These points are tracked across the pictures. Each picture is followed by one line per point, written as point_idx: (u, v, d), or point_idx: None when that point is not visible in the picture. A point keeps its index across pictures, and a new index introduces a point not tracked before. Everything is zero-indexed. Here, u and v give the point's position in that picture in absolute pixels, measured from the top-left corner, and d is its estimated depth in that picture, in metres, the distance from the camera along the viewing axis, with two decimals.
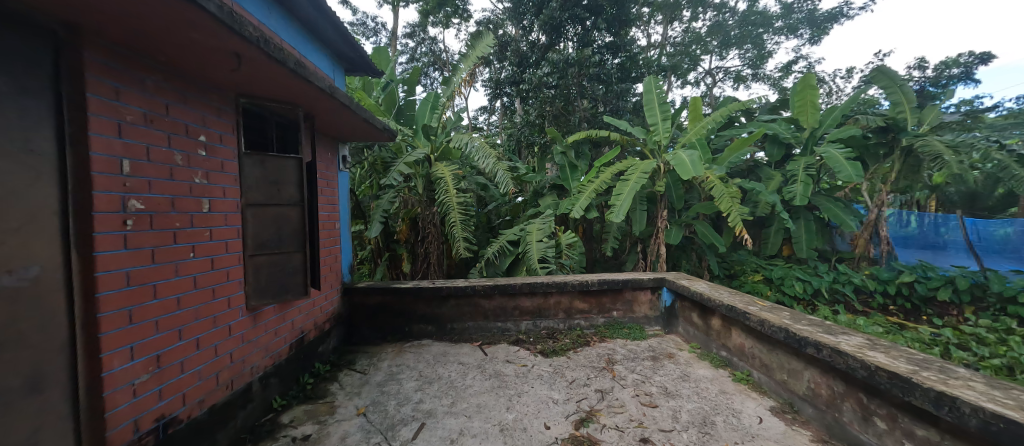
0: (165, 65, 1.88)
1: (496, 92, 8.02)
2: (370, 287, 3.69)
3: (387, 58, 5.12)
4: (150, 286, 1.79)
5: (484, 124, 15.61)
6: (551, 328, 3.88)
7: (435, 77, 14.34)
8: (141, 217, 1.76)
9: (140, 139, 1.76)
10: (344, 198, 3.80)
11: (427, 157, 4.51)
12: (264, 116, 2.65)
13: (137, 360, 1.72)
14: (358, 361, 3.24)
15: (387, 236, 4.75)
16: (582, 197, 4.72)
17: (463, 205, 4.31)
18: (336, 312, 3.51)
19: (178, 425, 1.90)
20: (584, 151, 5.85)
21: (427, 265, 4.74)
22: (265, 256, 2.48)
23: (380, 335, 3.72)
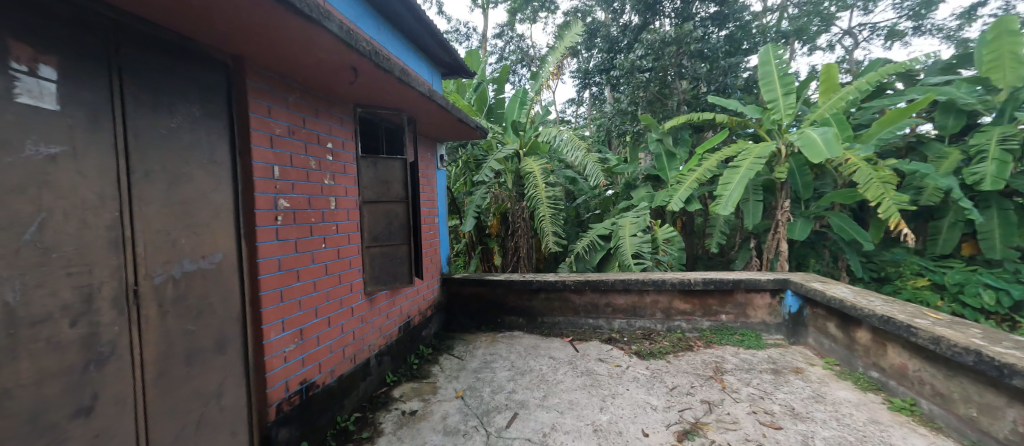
0: (301, 84, 2.25)
1: (586, 82, 7.73)
2: (465, 279, 3.93)
3: (479, 59, 5.35)
4: (294, 271, 2.17)
5: (574, 116, 15.38)
6: (646, 328, 3.65)
7: (524, 73, 14.57)
8: (287, 213, 2.14)
9: (286, 148, 2.14)
10: (442, 195, 4.12)
11: (517, 152, 4.58)
12: (376, 124, 3.02)
13: (287, 332, 2.11)
14: (455, 347, 3.48)
15: (480, 231, 5.11)
16: (681, 187, 4.32)
17: (552, 199, 4.33)
18: (437, 300, 3.82)
19: (316, 389, 2.27)
20: (684, 137, 5.31)
21: (517, 259, 4.88)
22: (379, 249, 2.83)
23: (475, 324, 3.94)
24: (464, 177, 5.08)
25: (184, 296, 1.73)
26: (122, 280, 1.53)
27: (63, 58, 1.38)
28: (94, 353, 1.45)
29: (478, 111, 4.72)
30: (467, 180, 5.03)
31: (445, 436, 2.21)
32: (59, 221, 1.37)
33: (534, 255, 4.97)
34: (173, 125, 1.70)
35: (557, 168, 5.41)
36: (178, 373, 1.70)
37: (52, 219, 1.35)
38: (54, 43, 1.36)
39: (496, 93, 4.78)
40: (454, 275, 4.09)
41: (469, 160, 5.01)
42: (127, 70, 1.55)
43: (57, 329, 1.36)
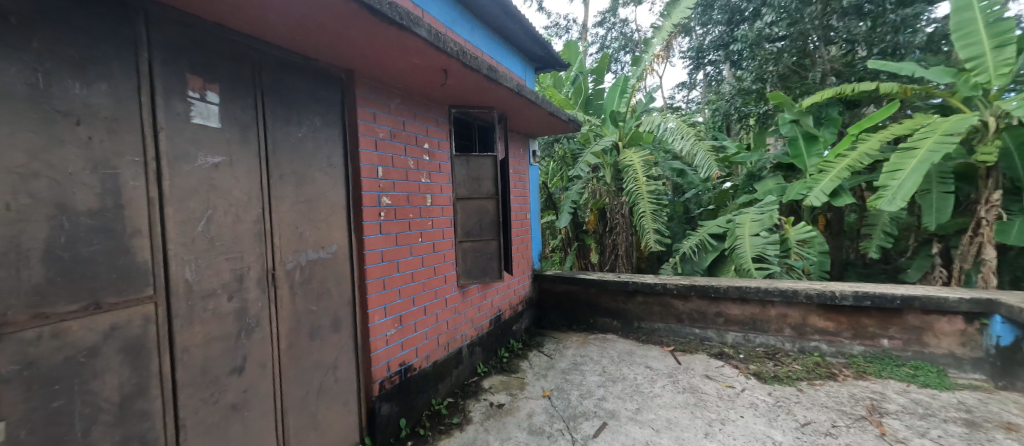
0: (402, 90, 2.49)
1: (699, 62, 6.80)
2: (557, 276, 4.09)
3: (576, 51, 5.42)
4: (395, 262, 2.43)
5: (686, 102, 14.05)
6: (770, 347, 3.16)
7: (628, 60, 13.79)
8: (389, 209, 2.39)
9: (388, 151, 2.39)
10: (533, 190, 4.37)
11: (615, 144, 4.60)
12: (469, 123, 3.23)
13: (389, 317, 2.37)
14: (545, 344, 3.61)
15: (577, 227, 5.08)
16: (825, 178, 3.70)
17: (654, 194, 4.17)
18: (527, 296, 4.06)
19: (414, 372, 2.51)
20: (833, 116, 4.31)
21: (615, 256, 4.80)
22: (469, 243, 3.02)
23: (566, 322, 4.07)
24: (560, 172, 5.31)
25: (309, 280, 2.03)
26: (263, 265, 1.86)
27: (222, 87, 1.72)
28: (244, 324, 1.78)
29: (574, 102, 4.89)
30: (564, 174, 5.17)
31: (530, 435, 2.18)
32: (220, 216, 1.71)
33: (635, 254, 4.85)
34: (300, 135, 2.01)
35: (662, 159, 5.18)
36: (304, 346, 2.00)
37: (215, 215, 1.69)
38: (217, 75, 1.71)
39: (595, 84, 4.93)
40: (547, 272, 4.26)
41: (566, 154, 5.18)
42: (268, 92, 1.88)
43: (219, 303, 1.70)
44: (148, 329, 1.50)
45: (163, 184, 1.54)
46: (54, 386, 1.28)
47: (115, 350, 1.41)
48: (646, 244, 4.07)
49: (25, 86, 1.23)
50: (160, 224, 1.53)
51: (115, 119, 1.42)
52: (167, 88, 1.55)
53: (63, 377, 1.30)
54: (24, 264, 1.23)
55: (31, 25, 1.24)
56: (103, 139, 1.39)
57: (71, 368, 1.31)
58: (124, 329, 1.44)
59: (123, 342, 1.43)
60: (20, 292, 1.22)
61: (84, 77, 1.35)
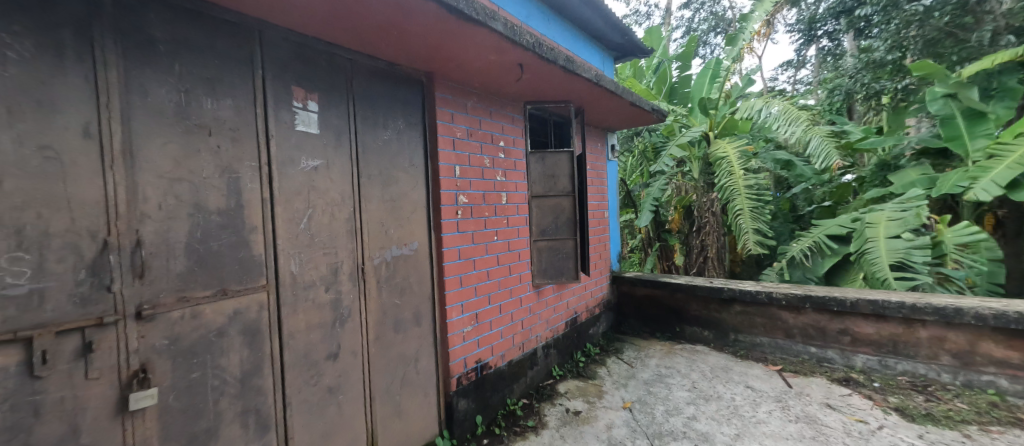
0: (478, 89, 2.53)
1: (811, 37, 5.91)
2: (637, 279, 3.96)
3: (661, 36, 5.06)
4: (471, 260, 2.48)
5: (790, 83, 12.45)
6: (918, 376, 2.66)
7: (718, 41, 12.62)
8: (466, 208, 2.45)
9: (465, 150, 2.45)
10: (612, 186, 4.18)
11: (705, 135, 4.24)
12: (545, 119, 3.20)
13: (465, 314, 2.43)
14: (625, 350, 3.46)
15: (659, 226, 4.74)
16: (997, 169, 2.97)
17: (754, 188, 3.73)
18: (603, 299, 3.93)
19: (489, 370, 2.54)
20: (1011, 85, 3.40)
21: (703, 259, 4.39)
22: (545, 242, 2.99)
23: (647, 329, 3.92)
24: (641, 167, 5.04)
25: (393, 275, 2.15)
26: (354, 260, 2.00)
27: (321, 96, 1.89)
28: (338, 314, 1.93)
29: (657, 94, 4.67)
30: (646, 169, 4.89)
31: None
32: (319, 214, 1.87)
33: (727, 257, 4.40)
34: (386, 138, 2.13)
35: (762, 150, 4.62)
36: (389, 338, 2.12)
37: (314, 213, 1.86)
38: (317, 85, 1.88)
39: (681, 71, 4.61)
40: (626, 274, 4.16)
41: (647, 148, 4.91)
42: (358, 98, 2.02)
43: (318, 293, 1.87)
44: (262, 314, 1.69)
45: (274, 186, 1.73)
46: (192, 360, 1.50)
47: (237, 332, 1.62)
48: (743, 245, 3.65)
49: (171, 104, 1.46)
50: (272, 221, 1.73)
51: (237, 129, 1.63)
52: (277, 99, 1.74)
53: (199, 353, 1.52)
54: (172, 255, 1.47)
55: (176, 52, 1.48)
56: (228, 147, 1.61)
57: (204, 345, 1.53)
58: (244, 313, 1.64)
59: (243, 325, 1.64)
60: (168, 278, 1.46)
61: (215, 94, 1.57)
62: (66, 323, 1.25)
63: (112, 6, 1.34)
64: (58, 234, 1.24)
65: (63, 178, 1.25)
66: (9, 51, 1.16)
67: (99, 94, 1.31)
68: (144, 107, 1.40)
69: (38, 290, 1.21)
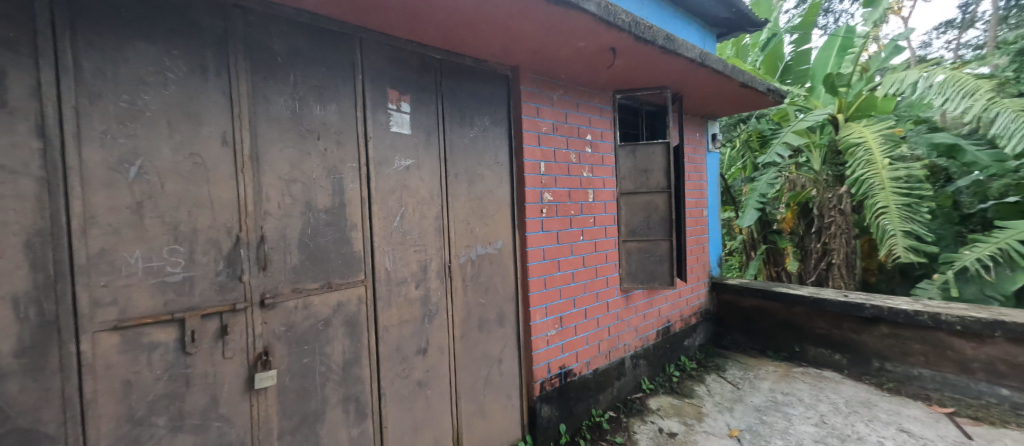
0: (564, 81, 2.44)
1: None
2: (743, 288, 3.63)
3: (773, 6, 4.44)
4: (556, 261, 2.40)
5: (942, 50, 10.23)
6: None
7: (842, 7, 10.83)
8: (551, 206, 2.37)
9: (550, 145, 2.37)
10: (712, 181, 3.76)
11: (833, 118, 3.64)
12: (636, 109, 3.00)
13: (549, 317, 2.36)
14: (727, 369, 3.25)
15: (765, 227, 4.29)
16: None
17: (903, 180, 3.09)
18: (700, 307, 3.61)
19: (573, 377, 2.45)
20: None
21: (827, 266, 3.78)
22: (635, 242, 2.80)
23: (756, 346, 3.61)
24: (745, 159, 4.52)
25: (478, 274, 2.16)
26: (442, 257, 2.05)
27: (413, 98, 1.96)
28: (427, 310, 1.99)
29: (767, 73, 4.12)
30: (751, 160, 4.36)
31: None
32: (410, 213, 1.95)
33: (858, 264, 3.75)
34: (472, 136, 2.14)
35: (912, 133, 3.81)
36: (474, 336, 2.14)
37: (406, 212, 1.94)
38: (409, 87, 1.95)
39: (796, 46, 4.04)
40: (728, 281, 3.80)
41: (751, 136, 4.38)
42: (446, 97, 2.06)
43: (409, 289, 1.94)
44: (360, 307, 1.81)
45: (371, 186, 1.83)
46: (304, 346, 1.66)
47: (340, 323, 1.75)
48: (887, 250, 3.06)
49: (288, 112, 1.62)
50: (369, 220, 1.84)
51: (340, 133, 1.76)
52: (374, 103, 1.84)
53: (309, 340, 1.67)
54: (288, 250, 1.63)
55: (292, 64, 1.63)
56: (333, 150, 1.74)
57: (314, 333, 1.69)
58: (345, 306, 1.77)
59: (345, 317, 1.77)
60: (285, 270, 1.62)
61: (322, 100, 1.71)
62: (208, 307, 1.45)
63: (243, 26, 1.51)
64: (203, 230, 1.45)
65: (207, 182, 1.45)
66: (169, 73, 1.37)
67: (232, 106, 1.50)
68: (266, 116, 1.57)
69: (188, 278, 1.42)
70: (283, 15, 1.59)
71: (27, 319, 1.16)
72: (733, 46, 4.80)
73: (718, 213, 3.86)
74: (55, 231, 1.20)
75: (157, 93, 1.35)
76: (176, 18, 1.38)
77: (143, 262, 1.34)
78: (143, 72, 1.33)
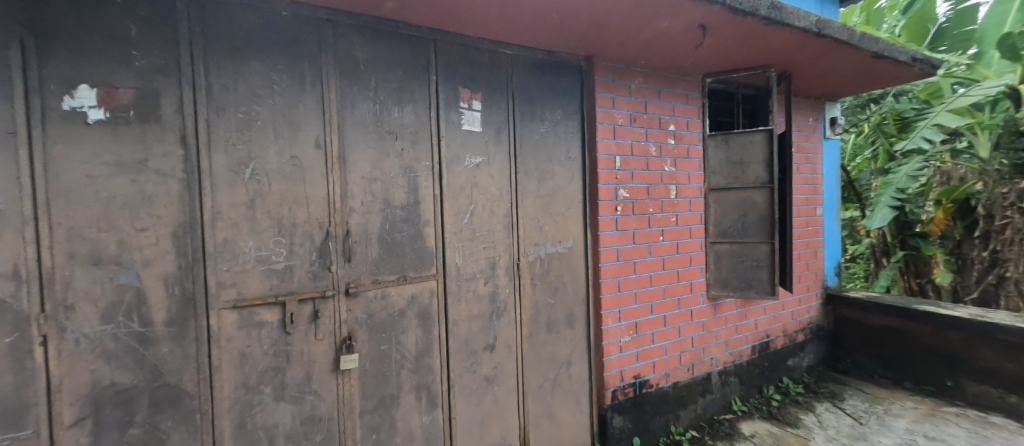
0: (644, 67, 2.26)
1: None
2: (871, 303, 3.03)
3: None
4: (631, 262, 2.24)
5: None
6: None
7: None
8: (627, 203, 2.22)
9: (627, 137, 2.21)
10: (830, 174, 3.20)
11: (1012, 92, 2.92)
12: (731, 93, 2.67)
13: (623, 322, 2.22)
14: (844, 398, 2.76)
15: (904, 228, 3.55)
16: None
17: None
18: (809, 321, 3.11)
19: (650, 388, 2.28)
20: None
21: (995, 278, 3.11)
22: (726, 245, 2.51)
23: (887, 374, 3.00)
24: (876, 146, 3.79)
25: (548, 272, 2.12)
26: (511, 255, 2.04)
27: (484, 95, 1.98)
28: (495, 307, 2.00)
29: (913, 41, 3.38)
30: (885, 148, 3.63)
31: None
32: (480, 209, 1.97)
33: None
34: (543, 132, 2.10)
35: None
36: (542, 337, 2.11)
37: (476, 209, 1.97)
38: (481, 85, 1.97)
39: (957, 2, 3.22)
40: (849, 294, 3.21)
41: (887, 118, 3.67)
42: (517, 93, 2.04)
43: (478, 286, 1.97)
44: (432, 300, 1.89)
45: (443, 184, 1.89)
46: (381, 333, 1.78)
47: (413, 314, 1.85)
48: None
49: (370, 115, 1.74)
50: (442, 217, 1.90)
51: (416, 133, 1.84)
52: (446, 103, 1.89)
53: (386, 329, 1.79)
54: (368, 243, 1.76)
55: (373, 69, 1.75)
56: (409, 150, 1.83)
57: (391, 322, 1.80)
58: (418, 298, 1.86)
59: (418, 309, 1.86)
60: (367, 263, 1.75)
61: (400, 102, 1.81)
62: (304, 293, 1.63)
63: (333, 37, 1.66)
64: (301, 224, 1.63)
65: (304, 181, 1.62)
66: (275, 86, 1.56)
67: (324, 112, 1.65)
68: (351, 120, 1.71)
69: (289, 267, 1.61)
70: (367, 25, 1.72)
71: (174, 296, 1.41)
72: (863, 10, 4.01)
73: (836, 213, 3.28)
74: (194, 223, 1.44)
75: (266, 104, 1.55)
76: (279, 35, 1.56)
77: (255, 251, 1.55)
78: (256, 86, 1.53)
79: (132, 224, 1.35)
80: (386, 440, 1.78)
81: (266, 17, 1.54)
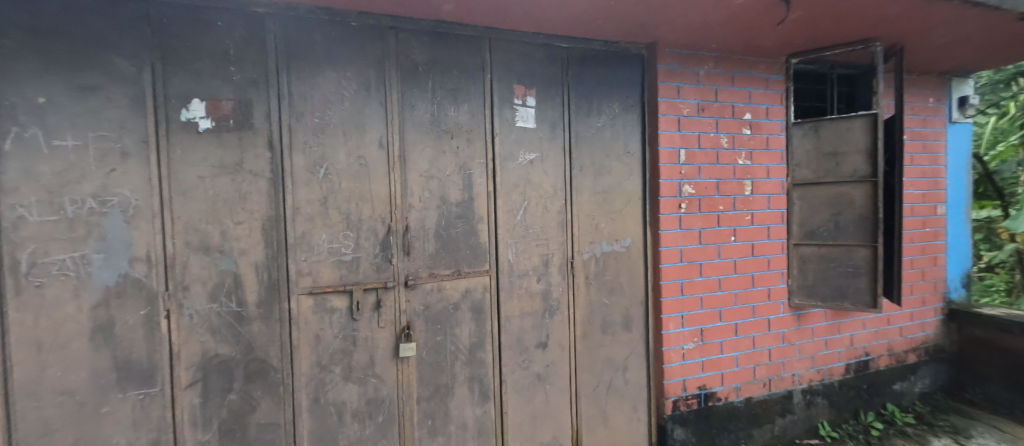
0: (715, 51, 2.07)
1: None
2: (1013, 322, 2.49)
3: None
4: (697, 264, 2.08)
5: None
6: None
7: None
8: (692, 200, 2.06)
9: (694, 129, 2.05)
10: (958, 165, 2.67)
11: None
12: (823, 73, 2.35)
13: (687, 328, 2.07)
14: (971, 435, 2.30)
15: None
16: None
17: None
18: (925, 339, 2.64)
19: (717, 402, 2.11)
20: None
21: None
22: (814, 248, 2.21)
23: None
24: None
25: (604, 272, 2.05)
26: (565, 253, 2.01)
27: (539, 91, 1.96)
28: (548, 305, 1.98)
29: None
30: None
31: None
32: (533, 206, 1.96)
33: None
34: (599, 126, 2.03)
35: None
36: (597, 338, 2.04)
37: (530, 206, 1.96)
38: (536, 80, 1.95)
39: None
40: (982, 310, 2.67)
41: None
42: (573, 87, 2.00)
43: (531, 283, 1.97)
44: (486, 295, 1.92)
45: (496, 181, 1.91)
46: (437, 325, 1.85)
47: (467, 308, 1.90)
48: None
49: (429, 115, 1.82)
50: (495, 213, 1.92)
51: (471, 131, 1.88)
52: (501, 100, 1.91)
53: (441, 320, 1.86)
54: (426, 238, 1.84)
55: (432, 71, 1.82)
56: (465, 148, 1.88)
57: (446, 314, 1.87)
58: (472, 293, 1.90)
59: (472, 303, 1.90)
60: (424, 257, 1.83)
61: (456, 102, 1.86)
62: (369, 283, 1.75)
63: (395, 42, 1.76)
64: (366, 219, 1.75)
65: (369, 179, 1.75)
66: (345, 91, 1.69)
67: (387, 115, 1.76)
68: (411, 120, 1.80)
69: (356, 258, 1.74)
70: (426, 29, 1.79)
71: (262, 281, 1.61)
72: None
73: (966, 212, 2.72)
74: (278, 217, 1.62)
75: (337, 109, 1.68)
76: (347, 44, 1.69)
77: (327, 243, 1.69)
78: (329, 93, 1.67)
79: (231, 218, 1.56)
80: (440, 428, 1.86)
81: (337, 28, 1.67)
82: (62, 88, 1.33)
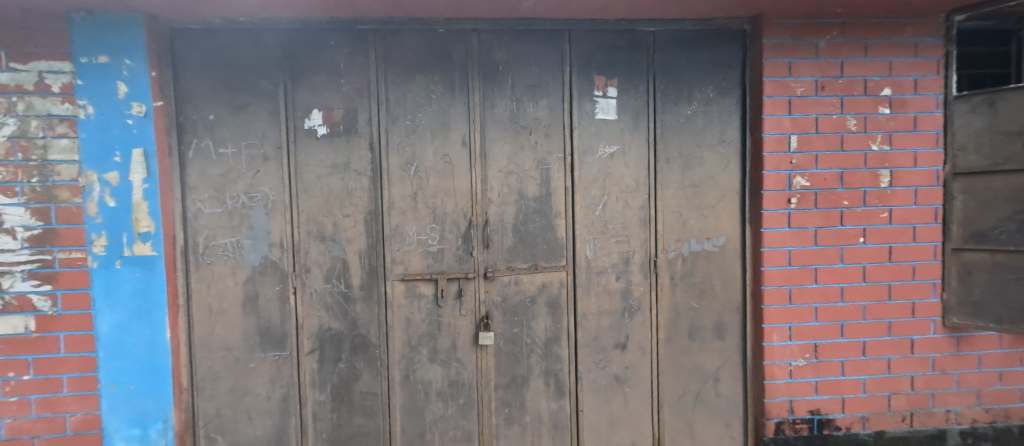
0: (842, 16, 1.74)
1: None
2: None
3: None
4: (811, 269, 1.78)
5: None
6: None
7: None
8: (806, 194, 1.76)
9: (810, 111, 1.75)
10: None
11: None
12: (1004, 30, 1.82)
13: (796, 342, 1.78)
14: None
15: None
16: None
17: None
18: None
19: (835, 430, 1.80)
20: None
21: None
22: (985, 254, 1.70)
23: None
24: None
25: (692, 273, 1.89)
26: (647, 251, 1.89)
27: (621, 80, 1.86)
28: (629, 304, 1.89)
29: None
30: None
31: None
32: (613, 201, 1.88)
33: None
34: (690, 114, 1.87)
35: None
36: (683, 344, 1.90)
37: (609, 200, 1.88)
38: (618, 69, 1.86)
39: None
40: None
41: None
42: (660, 74, 1.86)
43: (610, 280, 1.90)
44: (562, 290, 1.90)
45: (575, 176, 1.87)
46: (514, 316, 1.90)
47: (544, 303, 1.90)
48: None
49: (508, 113, 1.86)
50: (574, 208, 1.89)
51: (549, 126, 1.87)
52: (580, 92, 1.86)
53: (519, 313, 1.90)
54: (504, 232, 1.89)
55: (511, 69, 1.85)
56: (543, 143, 1.88)
57: (523, 307, 1.90)
58: (549, 287, 1.90)
59: (548, 298, 1.90)
60: (503, 250, 1.89)
61: (535, 97, 1.87)
62: (452, 273, 1.87)
63: (477, 43, 1.83)
64: (450, 213, 1.86)
65: (453, 176, 1.85)
66: (433, 94, 1.82)
67: (469, 114, 1.84)
68: (491, 118, 1.85)
69: (441, 249, 1.86)
70: (507, 27, 1.82)
71: (364, 267, 1.82)
72: None
73: None
74: (376, 211, 1.81)
75: (425, 111, 1.82)
76: (434, 50, 1.81)
77: (417, 235, 1.84)
78: (418, 97, 1.81)
79: (340, 211, 1.79)
80: (517, 416, 1.91)
81: (426, 36, 1.80)
82: (224, 108, 1.68)
